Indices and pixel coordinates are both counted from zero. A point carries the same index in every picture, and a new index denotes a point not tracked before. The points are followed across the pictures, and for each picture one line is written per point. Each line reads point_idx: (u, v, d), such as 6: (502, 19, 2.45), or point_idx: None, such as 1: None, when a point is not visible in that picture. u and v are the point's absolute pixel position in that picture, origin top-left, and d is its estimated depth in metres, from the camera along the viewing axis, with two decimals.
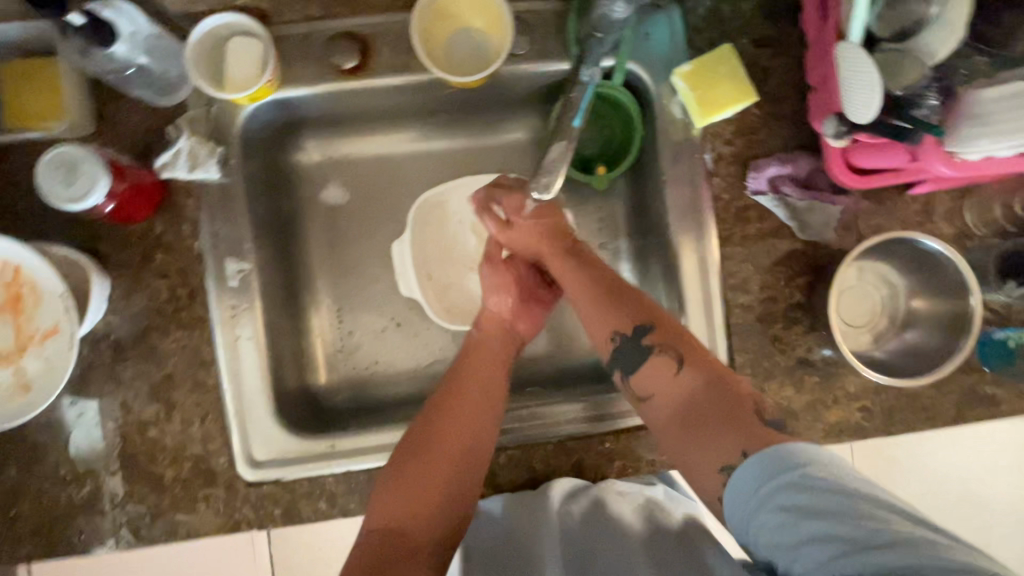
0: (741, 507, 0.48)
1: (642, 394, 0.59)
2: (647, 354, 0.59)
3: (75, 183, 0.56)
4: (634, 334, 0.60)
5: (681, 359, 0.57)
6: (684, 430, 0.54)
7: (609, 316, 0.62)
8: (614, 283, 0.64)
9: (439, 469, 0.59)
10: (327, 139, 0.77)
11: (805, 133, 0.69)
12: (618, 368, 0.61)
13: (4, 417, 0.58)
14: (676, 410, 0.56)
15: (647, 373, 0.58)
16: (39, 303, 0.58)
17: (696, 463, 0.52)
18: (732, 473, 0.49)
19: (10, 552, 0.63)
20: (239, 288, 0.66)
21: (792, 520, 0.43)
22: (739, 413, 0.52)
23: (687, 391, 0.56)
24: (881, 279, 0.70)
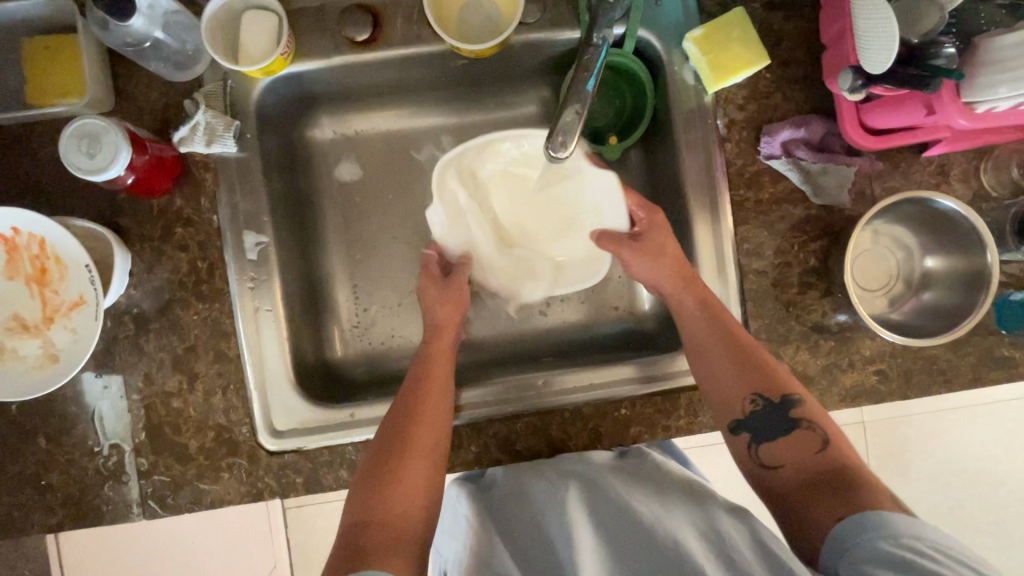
0: (839, 547, 0.49)
1: (767, 459, 0.60)
2: (791, 425, 0.60)
3: (98, 152, 0.57)
4: (777, 404, 0.61)
5: (826, 441, 0.58)
6: (809, 489, 0.55)
7: (747, 377, 0.62)
8: (749, 346, 0.64)
9: (410, 486, 0.58)
10: (340, 115, 0.78)
11: (817, 97, 0.69)
12: (747, 429, 0.61)
13: (32, 386, 0.59)
14: (803, 481, 0.56)
15: (785, 443, 0.59)
16: (65, 275, 0.60)
17: (812, 507, 0.54)
18: (835, 528, 0.50)
19: (42, 520, 0.65)
20: (258, 260, 0.68)
21: (902, 567, 0.45)
22: (846, 484, 0.54)
23: (819, 468, 0.56)
24: (896, 242, 0.70)
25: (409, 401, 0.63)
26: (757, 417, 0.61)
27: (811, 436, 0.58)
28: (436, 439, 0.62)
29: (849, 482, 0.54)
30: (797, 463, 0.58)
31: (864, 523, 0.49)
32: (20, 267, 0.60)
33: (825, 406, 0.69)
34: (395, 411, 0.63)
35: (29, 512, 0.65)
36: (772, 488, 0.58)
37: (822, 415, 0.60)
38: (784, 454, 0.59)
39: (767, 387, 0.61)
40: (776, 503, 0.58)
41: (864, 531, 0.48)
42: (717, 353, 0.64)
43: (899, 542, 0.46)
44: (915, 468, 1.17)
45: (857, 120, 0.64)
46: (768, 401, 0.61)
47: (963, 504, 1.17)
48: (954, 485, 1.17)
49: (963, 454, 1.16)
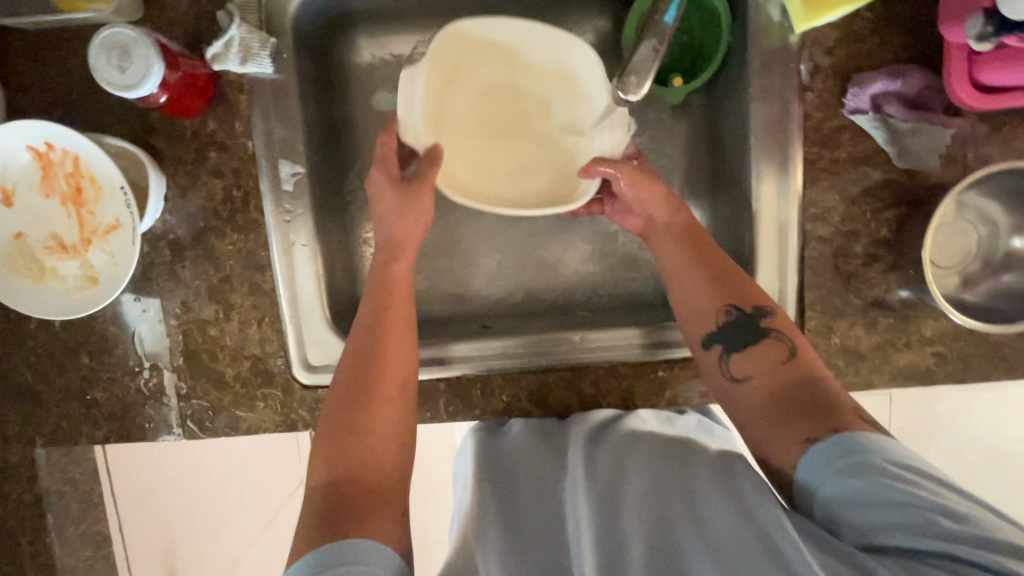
0: (813, 476, 0.47)
1: (735, 375, 0.56)
2: (757, 338, 0.57)
3: (129, 66, 0.53)
4: (749, 315, 0.58)
5: (794, 352, 0.55)
6: (775, 412, 0.52)
7: (716, 292, 0.59)
8: (726, 266, 0.61)
9: (376, 423, 0.55)
10: (378, 37, 0.72)
11: (919, 44, 0.60)
12: (720, 343, 0.58)
13: (72, 307, 0.59)
14: (773, 397, 0.53)
15: (751, 358, 0.56)
16: (100, 195, 0.58)
17: (781, 438, 0.50)
18: (807, 450, 0.48)
19: (89, 432, 0.67)
20: (294, 192, 0.65)
21: (871, 487, 0.43)
22: (816, 400, 0.51)
23: (780, 384, 0.53)
24: (982, 216, 0.64)
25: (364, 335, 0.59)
26: (728, 332, 0.58)
27: (777, 347, 0.55)
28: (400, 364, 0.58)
29: (818, 396, 0.51)
30: (762, 379, 0.54)
31: (835, 458, 0.46)
32: (55, 185, 0.59)
33: (873, 384, 0.66)
34: (355, 350, 0.58)
35: (77, 423, 0.67)
36: (737, 405, 0.56)
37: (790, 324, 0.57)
38: (751, 366, 0.56)
39: (740, 301, 0.59)
40: (741, 426, 0.55)
41: (838, 454, 0.46)
42: (687, 275, 0.61)
43: (873, 469, 0.44)
44: (939, 445, 1.15)
45: (968, 75, 0.56)
46: (740, 312, 0.58)
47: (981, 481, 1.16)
48: (975, 462, 1.15)
49: (990, 434, 1.13)
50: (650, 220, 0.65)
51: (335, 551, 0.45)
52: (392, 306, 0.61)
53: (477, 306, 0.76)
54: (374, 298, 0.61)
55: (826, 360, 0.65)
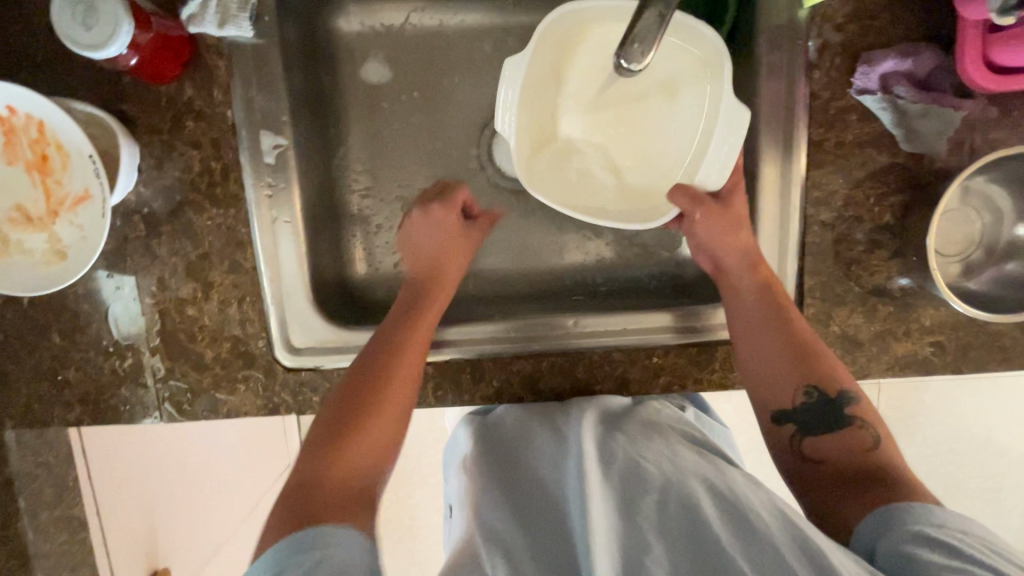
0: (880, 526, 0.48)
1: (812, 454, 0.57)
2: (841, 423, 0.57)
3: (95, 24, 0.49)
4: (833, 399, 0.57)
5: (876, 443, 0.55)
6: (855, 491, 0.53)
7: (797, 369, 0.59)
8: (801, 330, 0.60)
9: (391, 387, 0.59)
10: (368, 3, 0.69)
11: (930, 22, 0.58)
12: (793, 423, 0.58)
13: (38, 283, 0.56)
14: (848, 477, 0.54)
15: (829, 442, 0.56)
16: (67, 165, 0.55)
17: (851, 511, 0.51)
18: (875, 512, 0.49)
19: (61, 414, 0.65)
20: (277, 165, 0.62)
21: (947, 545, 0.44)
22: (896, 482, 0.52)
23: (861, 471, 0.54)
24: (987, 204, 0.62)
25: (384, 341, 0.61)
26: (807, 412, 0.58)
27: (860, 435, 0.56)
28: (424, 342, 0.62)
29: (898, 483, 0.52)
30: (842, 460, 0.55)
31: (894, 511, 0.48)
32: (19, 152, 0.55)
33: (870, 374, 0.65)
34: (374, 352, 0.61)
35: (49, 404, 0.65)
36: (805, 482, 0.56)
37: (871, 413, 0.58)
38: (830, 448, 0.56)
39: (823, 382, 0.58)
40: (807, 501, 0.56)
41: (908, 512, 0.47)
42: (762, 338, 0.60)
43: (945, 529, 0.45)
44: (923, 434, 1.15)
45: (981, 55, 0.54)
46: (821, 395, 0.57)
47: (965, 472, 1.17)
48: (960, 453, 1.16)
49: (975, 425, 1.14)
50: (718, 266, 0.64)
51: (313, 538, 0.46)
52: (425, 310, 0.64)
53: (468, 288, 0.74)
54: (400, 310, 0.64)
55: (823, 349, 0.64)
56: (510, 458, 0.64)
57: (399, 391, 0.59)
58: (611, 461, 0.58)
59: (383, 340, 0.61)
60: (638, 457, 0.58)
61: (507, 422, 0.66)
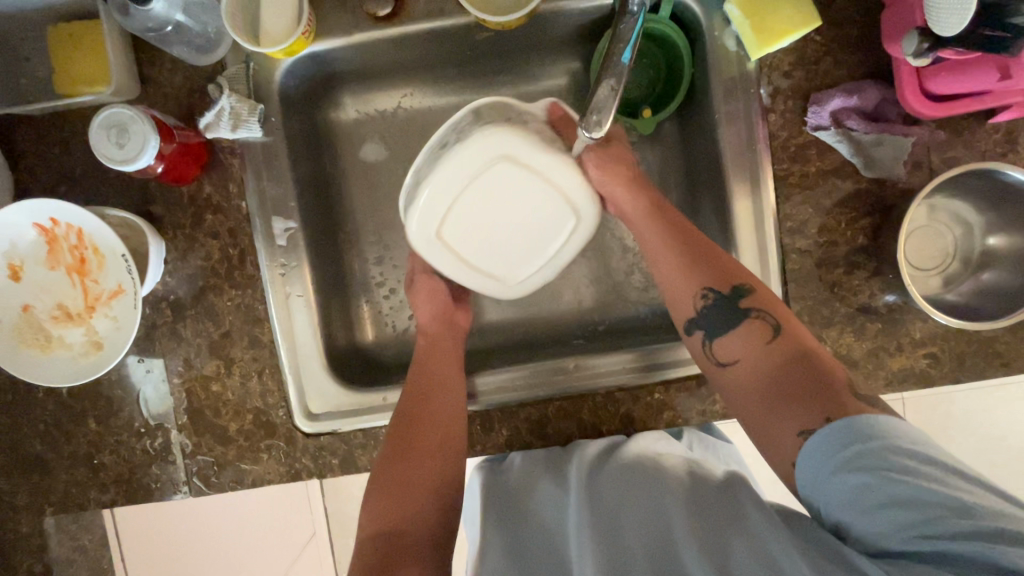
0: (815, 470, 0.49)
1: (723, 359, 0.59)
2: (741, 319, 0.59)
3: (127, 142, 0.57)
4: (729, 296, 0.60)
5: (777, 328, 0.57)
6: (772, 395, 0.54)
7: (696, 275, 0.62)
8: (698, 245, 0.63)
9: (412, 486, 0.61)
10: (363, 94, 0.76)
11: (871, 61, 0.63)
12: (701, 329, 0.61)
13: (77, 373, 0.61)
14: (759, 380, 0.56)
15: (737, 342, 0.58)
16: (103, 265, 0.61)
17: (773, 423, 0.53)
18: (803, 445, 0.50)
19: (97, 496, 0.68)
20: (288, 246, 0.68)
21: (874, 483, 0.45)
22: (804, 379, 0.53)
23: (769, 364, 0.56)
24: (954, 218, 0.65)
25: (410, 402, 0.64)
26: (711, 314, 0.60)
27: (762, 327, 0.58)
28: (444, 432, 0.63)
29: (807, 375, 0.53)
30: (753, 358, 0.57)
31: (834, 450, 0.47)
32: (60, 257, 0.62)
33: (871, 390, 0.66)
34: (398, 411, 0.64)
35: (85, 488, 0.68)
36: (727, 386, 0.59)
37: (775, 304, 0.59)
38: (739, 350, 0.58)
39: (718, 283, 0.60)
40: (735, 405, 0.58)
41: (835, 452, 0.47)
42: (662, 255, 0.64)
43: (873, 461, 0.45)
44: (958, 447, 1.13)
45: (919, 84, 0.59)
46: (720, 295, 0.60)
47: (1010, 484, 1.13)
48: (1001, 465, 1.12)
49: (1010, 434, 1.11)
50: (621, 208, 0.67)
51: None
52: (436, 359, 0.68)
53: (474, 338, 0.79)
54: (420, 351, 0.69)
55: None
56: (511, 509, 0.63)
57: (430, 431, 0.63)
58: (599, 499, 0.59)
59: (408, 403, 0.64)
60: (625, 491, 0.59)
61: (516, 469, 0.65)
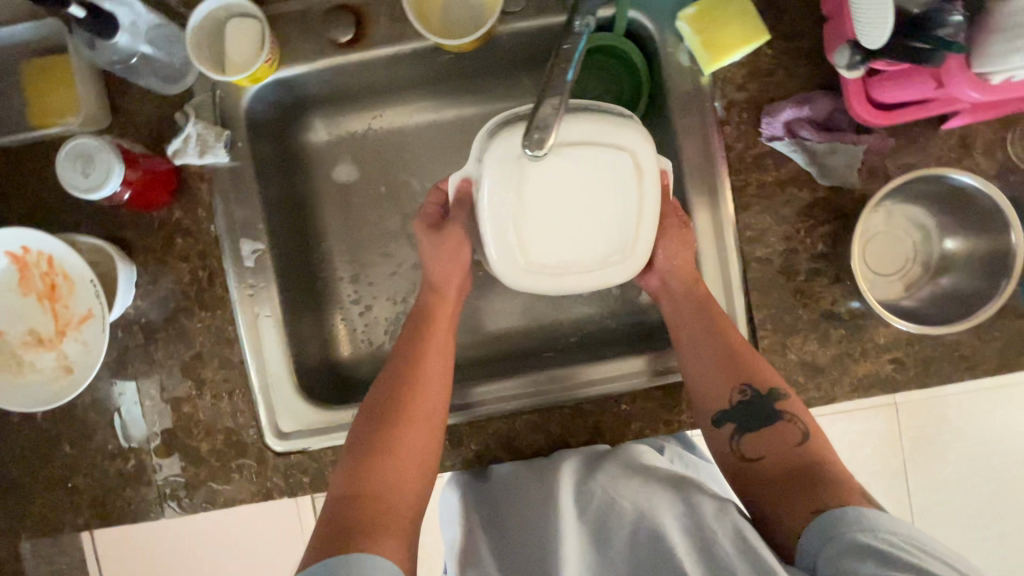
0: (818, 541, 0.49)
1: (750, 454, 0.59)
2: (773, 418, 0.59)
3: (93, 171, 0.58)
4: (765, 396, 0.60)
5: (808, 435, 0.57)
6: (793, 487, 0.54)
7: (731, 370, 0.61)
8: (730, 336, 0.63)
9: (395, 451, 0.59)
10: (334, 117, 0.78)
11: (822, 72, 0.65)
12: (731, 421, 0.60)
13: (49, 397, 0.62)
14: (779, 478, 0.56)
15: (768, 440, 0.58)
16: (72, 290, 0.62)
17: (787, 509, 0.53)
18: (807, 525, 0.50)
19: (71, 520, 0.69)
20: (257, 267, 0.69)
21: (878, 554, 0.44)
22: (820, 480, 0.53)
23: (796, 467, 0.56)
24: (912, 223, 0.66)
25: (402, 373, 0.64)
26: (739, 411, 0.60)
27: (791, 428, 0.58)
28: (428, 412, 0.62)
29: (835, 480, 0.53)
30: (778, 455, 0.57)
31: (839, 520, 0.48)
32: (32, 284, 0.63)
33: (838, 397, 0.66)
34: (386, 378, 0.64)
35: (60, 512, 0.69)
36: (748, 482, 0.58)
37: (806, 410, 0.59)
38: (767, 447, 0.58)
39: (754, 379, 0.60)
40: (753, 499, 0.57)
41: (842, 523, 0.48)
42: (687, 334, 0.65)
43: (875, 536, 0.46)
44: (952, 453, 1.12)
45: (866, 94, 0.60)
46: (754, 391, 0.60)
47: (1006, 489, 1.11)
48: (997, 470, 1.11)
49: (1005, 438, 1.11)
50: (664, 285, 0.67)
51: (344, 557, 0.50)
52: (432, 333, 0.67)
53: None
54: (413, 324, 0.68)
55: (786, 377, 0.66)
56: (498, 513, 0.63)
57: (419, 403, 0.62)
58: (587, 507, 0.59)
59: (400, 375, 0.64)
60: (615, 498, 0.58)
61: (503, 475, 0.65)
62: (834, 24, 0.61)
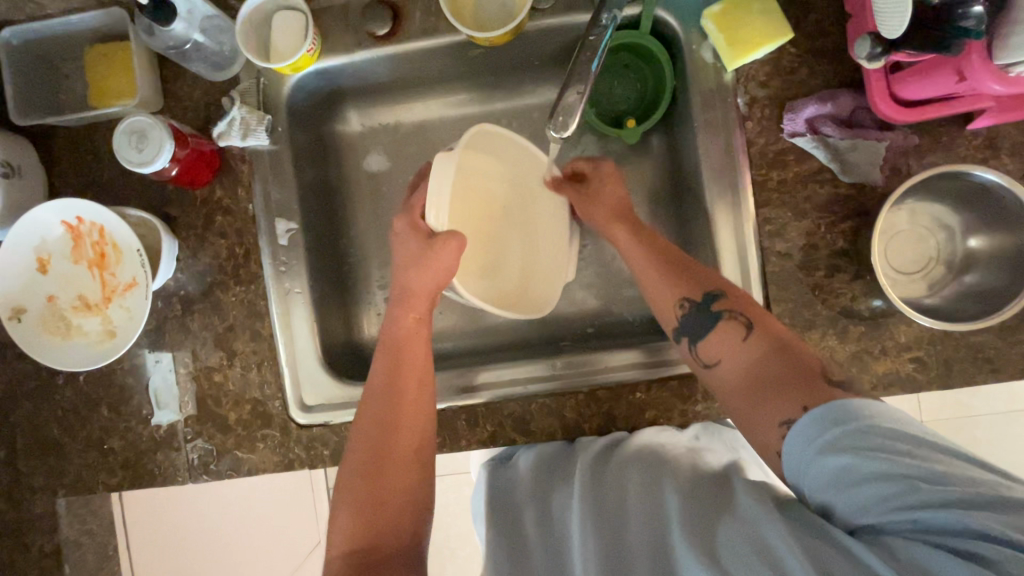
0: (798, 457, 0.48)
1: (708, 360, 0.59)
2: (716, 320, 0.59)
3: (145, 146, 0.63)
4: (705, 302, 0.60)
5: (750, 325, 0.57)
6: (752, 389, 0.53)
7: (674, 284, 0.62)
8: (677, 258, 0.64)
9: (387, 493, 0.58)
10: (367, 109, 0.82)
11: (845, 71, 0.66)
12: (685, 336, 0.61)
13: (92, 359, 0.66)
14: (738, 378, 0.55)
15: (716, 341, 0.58)
16: (120, 259, 0.66)
17: (752, 412, 0.52)
18: (786, 432, 0.49)
19: (105, 480, 0.72)
20: (289, 246, 0.72)
21: (859, 462, 0.44)
22: (783, 374, 0.52)
23: (749, 361, 0.55)
24: (936, 221, 0.66)
25: (382, 400, 0.62)
26: (688, 321, 0.61)
27: (733, 326, 0.57)
28: (415, 444, 0.61)
29: (784, 365, 0.52)
30: (732, 356, 0.57)
31: (814, 432, 0.47)
32: (83, 252, 0.67)
33: None
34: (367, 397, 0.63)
35: (94, 472, 0.72)
36: (715, 390, 0.58)
37: (750, 303, 0.59)
38: (718, 349, 0.58)
39: (693, 289, 0.61)
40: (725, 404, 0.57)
41: (817, 434, 0.46)
42: (641, 269, 0.66)
43: (852, 441, 0.45)
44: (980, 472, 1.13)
45: (889, 91, 0.61)
46: (695, 300, 0.60)
47: None
48: None
49: None
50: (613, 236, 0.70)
51: None
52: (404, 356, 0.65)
53: (465, 339, 0.81)
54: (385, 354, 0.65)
55: None
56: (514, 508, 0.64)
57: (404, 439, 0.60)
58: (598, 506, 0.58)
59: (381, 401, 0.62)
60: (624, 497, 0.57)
61: (522, 470, 0.66)
62: (857, 23, 0.62)
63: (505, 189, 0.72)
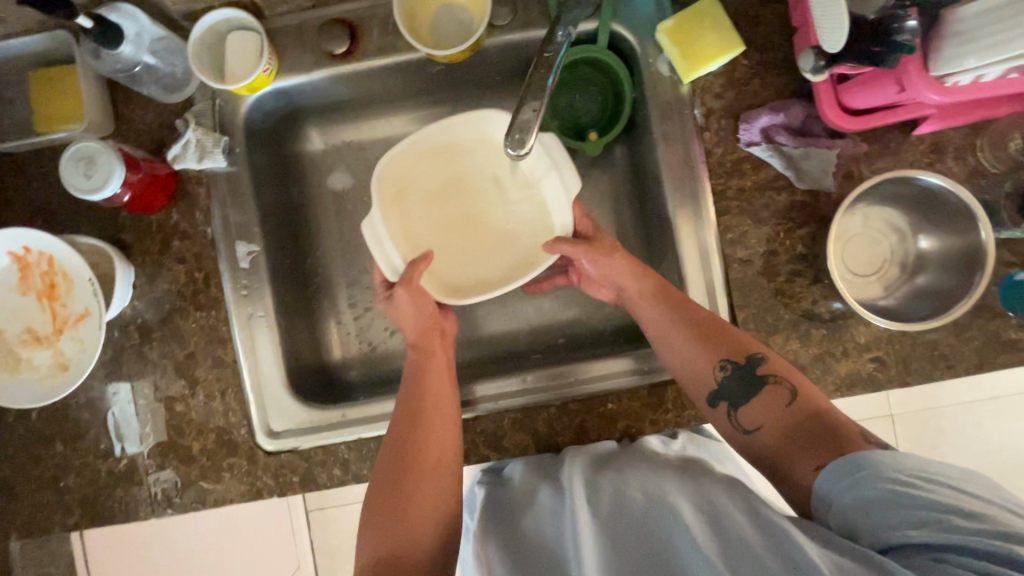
0: (831, 493, 0.49)
1: (746, 425, 0.58)
2: (758, 384, 0.58)
3: (94, 172, 0.61)
4: (744, 365, 0.59)
5: (794, 394, 0.56)
6: (795, 448, 0.53)
7: (710, 347, 0.61)
8: (712, 321, 0.63)
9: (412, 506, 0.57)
10: (328, 126, 0.81)
11: (795, 80, 0.68)
12: (723, 402, 0.59)
13: (42, 395, 0.63)
14: (780, 440, 0.55)
15: (757, 406, 0.57)
16: (71, 289, 0.64)
17: (797, 466, 0.52)
18: (820, 472, 0.50)
19: (61, 520, 0.69)
20: (251, 269, 0.71)
21: (889, 495, 0.45)
22: (835, 436, 0.52)
23: (790, 427, 0.55)
24: (888, 225, 0.68)
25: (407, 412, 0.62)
26: (728, 386, 0.59)
27: (777, 391, 0.57)
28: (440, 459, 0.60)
29: (830, 428, 0.52)
30: (774, 419, 0.56)
31: (849, 468, 0.48)
32: (31, 283, 0.65)
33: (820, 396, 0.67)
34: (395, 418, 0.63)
35: (50, 512, 0.69)
36: (756, 456, 0.57)
37: (788, 367, 0.59)
38: (761, 413, 0.57)
39: (732, 352, 0.60)
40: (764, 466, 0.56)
41: (848, 472, 0.48)
42: (673, 339, 0.63)
43: (881, 476, 0.46)
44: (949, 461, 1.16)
45: (837, 101, 0.63)
46: (736, 365, 0.59)
47: None
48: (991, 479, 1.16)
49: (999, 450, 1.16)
50: (628, 294, 0.68)
51: None
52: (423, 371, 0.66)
53: None
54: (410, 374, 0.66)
55: None
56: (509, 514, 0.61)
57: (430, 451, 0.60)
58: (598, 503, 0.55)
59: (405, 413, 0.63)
60: (624, 488, 0.55)
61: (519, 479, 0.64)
62: (802, 37, 0.65)
63: (483, 167, 0.73)
